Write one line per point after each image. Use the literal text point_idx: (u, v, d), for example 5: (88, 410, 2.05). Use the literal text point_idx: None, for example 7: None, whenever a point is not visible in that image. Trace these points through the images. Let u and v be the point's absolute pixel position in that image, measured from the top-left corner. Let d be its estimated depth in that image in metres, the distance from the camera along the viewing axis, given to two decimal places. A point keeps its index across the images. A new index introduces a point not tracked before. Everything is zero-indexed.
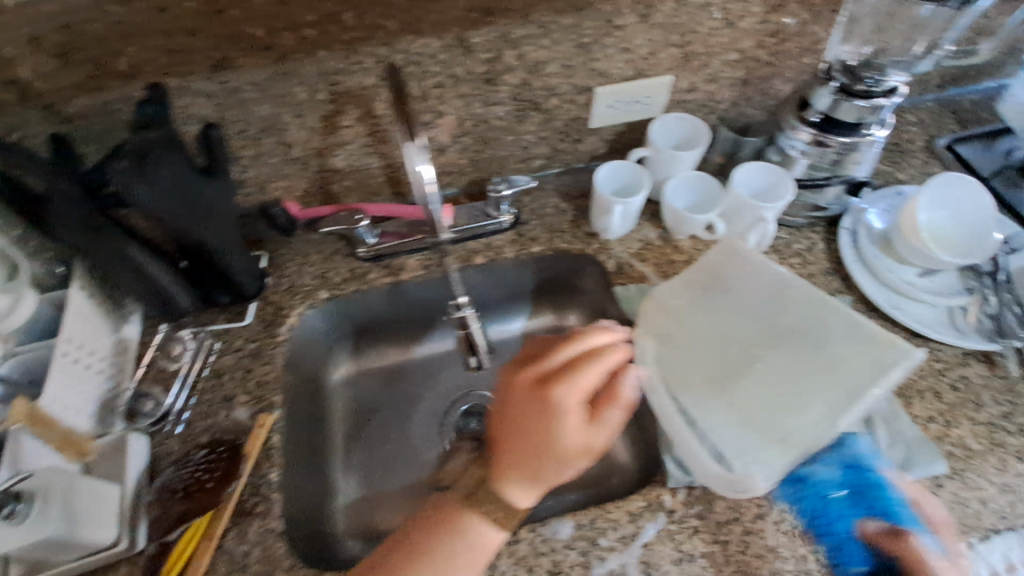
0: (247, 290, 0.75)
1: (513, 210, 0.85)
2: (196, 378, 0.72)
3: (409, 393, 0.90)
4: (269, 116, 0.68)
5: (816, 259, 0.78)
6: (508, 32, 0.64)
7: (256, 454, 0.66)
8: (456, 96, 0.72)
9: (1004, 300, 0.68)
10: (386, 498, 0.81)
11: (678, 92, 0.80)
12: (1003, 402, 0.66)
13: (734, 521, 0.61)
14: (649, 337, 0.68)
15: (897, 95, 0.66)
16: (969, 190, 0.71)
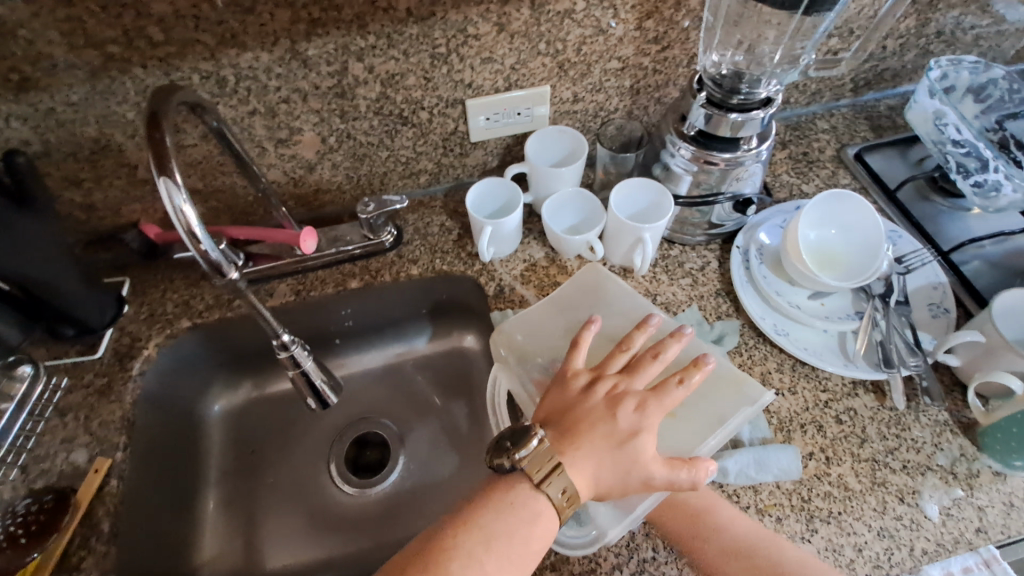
0: (96, 325, 0.72)
1: (395, 230, 0.81)
2: (38, 418, 0.67)
3: (301, 422, 0.82)
4: (98, 137, 0.65)
5: (707, 279, 0.73)
6: (342, 50, 0.63)
7: (88, 503, 0.61)
8: (308, 111, 0.68)
9: (893, 324, 0.65)
10: (274, 536, 0.74)
11: (563, 103, 0.76)
12: (889, 436, 0.61)
13: (588, 573, 0.54)
14: (502, 368, 0.64)
15: (772, 106, 0.62)
16: (853, 207, 0.68)
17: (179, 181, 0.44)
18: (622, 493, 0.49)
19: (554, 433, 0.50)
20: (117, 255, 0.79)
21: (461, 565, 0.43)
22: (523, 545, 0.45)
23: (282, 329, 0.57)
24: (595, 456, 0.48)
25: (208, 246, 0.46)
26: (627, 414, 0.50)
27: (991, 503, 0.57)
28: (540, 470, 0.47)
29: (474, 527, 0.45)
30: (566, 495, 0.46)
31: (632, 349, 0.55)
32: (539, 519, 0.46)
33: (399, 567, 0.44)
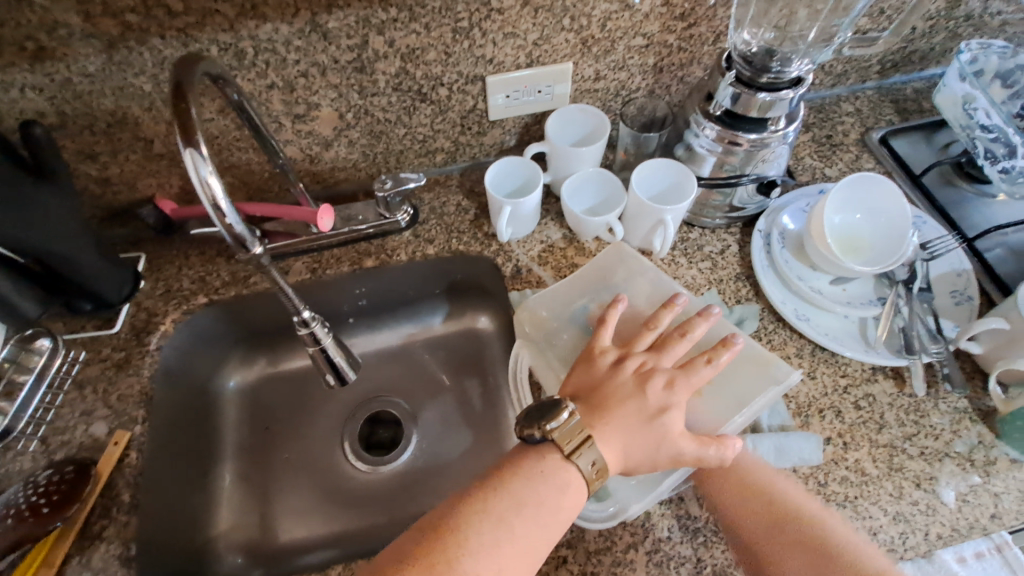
0: (112, 299, 0.71)
1: (411, 209, 0.80)
2: (56, 391, 0.67)
3: (315, 399, 0.83)
4: (115, 109, 0.64)
5: (727, 263, 0.72)
6: (362, 21, 0.61)
7: (108, 474, 0.62)
8: (326, 86, 0.67)
9: (915, 311, 0.65)
10: (290, 510, 0.75)
11: (584, 81, 0.74)
12: (907, 422, 0.61)
13: (605, 551, 0.55)
14: (526, 345, 0.64)
15: (803, 86, 0.60)
16: (881, 191, 0.67)
17: (204, 152, 0.43)
18: (650, 467, 0.49)
19: (582, 407, 0.50)
20: (133, 230, 0.78)
21: (491, 529, 0.44)
22: (552, 512, 0.45)
23: (303, 306, 0.56)
24: (623, 430, 0.48)
25: (235, 221, 0.45)
26: (656, 389, 0.50)
27: (1007, 490, 0.58)
28: (570, 442, 0.47)
29: (504, 494, 0.46)
30: (596, 467, 0.47)
31: (660, 326, 0.55)
32: (568, 489, 0.46)
33: (430, 529, 0.44)
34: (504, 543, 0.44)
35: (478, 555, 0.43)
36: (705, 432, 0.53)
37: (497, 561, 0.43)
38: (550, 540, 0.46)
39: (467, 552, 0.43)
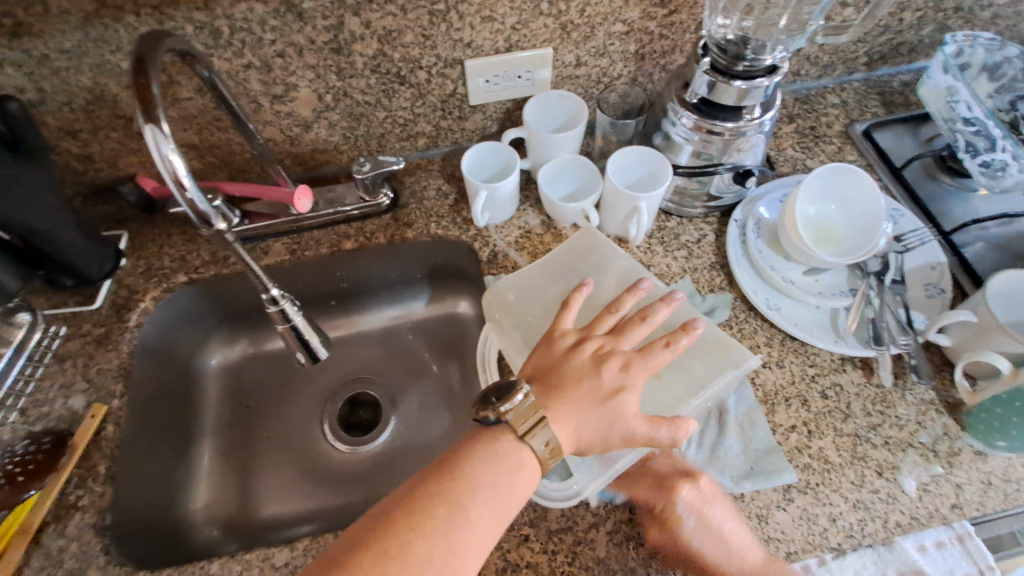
0: (93, 274, 0.73)
1: (391, 193, 0.80)
2: (37, 364, 0.68)
3: (295, 379, 0.84)
4: (93, 86, 0.65)
5: (703, 252, 0.72)
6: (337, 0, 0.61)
7: (84, 446, 0.63)
8: (304, 66, 0.67)
9: (887, 302, 0.65)
10: (267, 487, 0.76)
11: (565, 67, 0.74)
12: (873, 413, 0.61)
13: (566, 530, 0.56)
14: (494, 327, 0.64)
15: (778, 74, 0.60)
16: (856, 183, 0.67)
17: (167, 131, 0.44)
18: (605, 447, 0.50)
19: (539, 387, 0.51)
20: (117, 208, 0.79)
21: (447, 512, 0.43)
22: (508, 492, 0.46)
23: (271, 284, 0.57)
24: (577, 411, 0.49)
25: (197, 196, 0.46)
26: (612, 370, 0.51)
27: (969, 481, 0.58)
28: (525, 422, 0.48)
29: (460, 477, 0.45)
30: (550, 447, 0.47)
31: (621, 311, 0.56)
32: (524, 470, 0.47)
33: (383, 516, 0.44)
34: (460, 524, 0.43)
35: (433, 538, 0.42)
36: (662, 413, 0.54)
37: (453, 543, 0.43)
38: (507, 520, 0.46)
39: (422, 536, 0.42)
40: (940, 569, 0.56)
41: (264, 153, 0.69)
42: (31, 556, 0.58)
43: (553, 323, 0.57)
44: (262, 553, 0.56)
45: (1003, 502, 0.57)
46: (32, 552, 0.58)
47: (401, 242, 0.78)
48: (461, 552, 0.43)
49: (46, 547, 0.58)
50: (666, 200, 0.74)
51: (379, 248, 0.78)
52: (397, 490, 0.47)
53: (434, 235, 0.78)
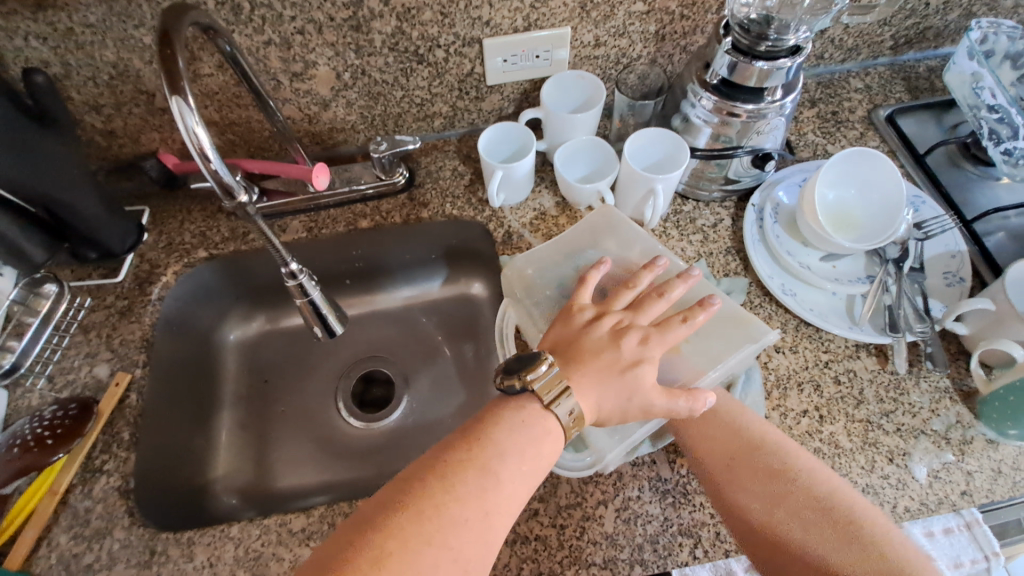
0: (116, 248, 0.74)
1: (407, 172, 0.81)
2: (63, 333, 0.71)
3: (312, 356, 0.86)
4: (116, 61, 0.66)
5: (719, 236, 0.72)
6: None
7: (109, 413, 0.66)
8: (323, 44, 0.67)
9: (904, 290, 0.64)
10: (286, 458, 0.78)
11: (583, 47, 0.73)
12: (886, 400, 0.61)
13: (575, 506, 0.57)
14: (513, 303, 0.66)
15: (801, 55, 0.59)
16: (881, 168, 0.66)
17: (192, 103, 0.45)
18: (622, 419, 0.50)
19: (559, 359, 0.51)
20: (139, 184, 0.81)
21: (477, 477, 0.44)
22: (534, 459, 0.47)
23: (290, 258, 0.57)
24: (597, 383, 0.49)
25: (220, 166, 0.47)
26: (630, 344, 0.51)
27: (980, 469, 0.58)
28: (549, 392, 0.48)
29: (488, 445, 0.46)
30: (573, 416, 0.48)
31: (638, 287, 0.57)
32: (548, 437, 0.48)
33: (415, 481, 0.44)
34: (490, 488, 0.44)
35: (465, 501, 0.43)
36: (678, 385, 0.54)
37: (485, 506, 0.44)
38: (533, 485, 0.47)
39: (455, 500, 0.43)
40: (948, 556, 0.57)
41: (283, 130, 0.70)
42: (59, 517, 0.60)
43: (571, 299, 0.58)
44: (280, 519, 0.58)
45: (1013, 490, 0.57)
46: (61, 513, 0.60)
47: (416, 221, 0.78)
48: (493, 516, 0.44)
49: (74, 508, 0.60)
50: (682, 184, 0.74)
51: (395, 226, 0.79)
52: (424, 456, 0.47)
53: (449, 214, 0.78)
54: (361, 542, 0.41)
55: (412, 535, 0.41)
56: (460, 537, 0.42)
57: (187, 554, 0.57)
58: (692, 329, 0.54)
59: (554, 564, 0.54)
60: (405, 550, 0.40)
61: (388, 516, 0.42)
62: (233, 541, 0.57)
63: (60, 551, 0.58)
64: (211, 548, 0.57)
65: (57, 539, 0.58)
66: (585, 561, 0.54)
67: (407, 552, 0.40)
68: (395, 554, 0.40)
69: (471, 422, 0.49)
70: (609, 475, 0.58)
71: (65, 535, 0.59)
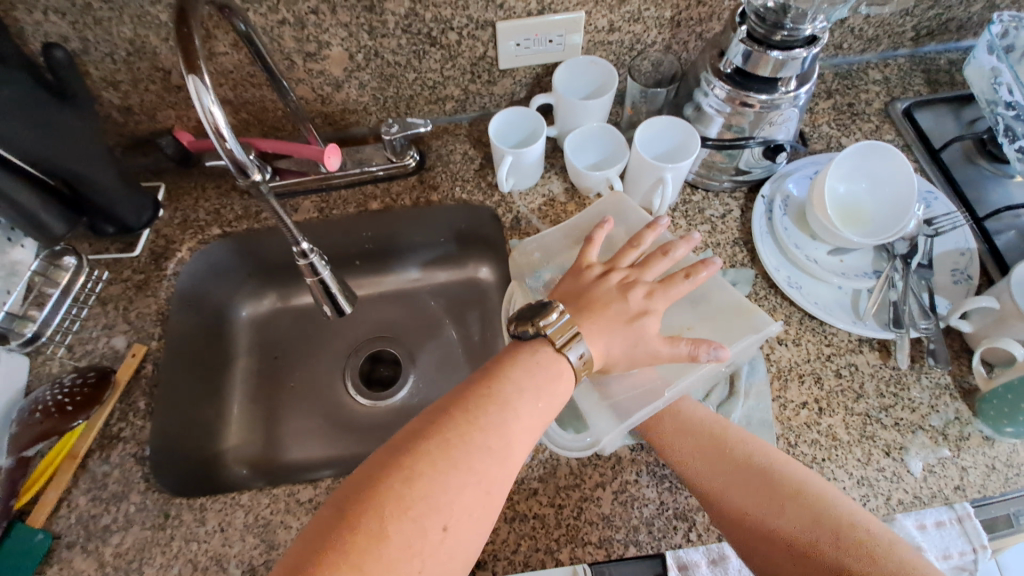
0: (132, 224, 0.76)
1: (418, 154, 0.81)
2: (82, 305, 0.73)
3: (322, 334, 0.88)
4: (134, 37, 0.67)
5: (726, 227, 0.72)
6: None
7: (125, 383, 0.68)
8: (337, 24, 0.67)
9: (910, 285, 0.64)
10: (296, 431, 0.80)
11: (598, 32, 0.73)
12: (886, 394, 0.61)
13: (573, 487, 0.58)
14: (519, 285, 0.65)
15: (817, 45, 0.58)
16: (892, 161, 0.65)
17: (208, 82, 0.45)
18: (628, 365, 0.52)
19: (570, 309, 0.53)
20: (155, 160, 0.82)
21: (497, 410, 0.45)
22: (550, 396, 0.47)
23: (302, 238, 0.58)
24: (606, 330, 0.51)
25: (234, 146, 0.47)
26: (637, 297, 0.54)
27: (975, 465, 0.58)
28: (560, 336, 0.49)
29: (507, 380, 0.47)
30: (584, 359, 0.49)
31: (642, 246, 0.58)
32: (562, 377, 0.49)
33: (438, 413, 0.45)
34: (509, 420, 0.45)
35: (488, 430, 0.44)
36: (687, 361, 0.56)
37: (505, 436, 0.45)
38: (549, 420, 0.48)
39: (478, 428, 0.44)
40: (938, 547, 0.56)
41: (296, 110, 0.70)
42: (78, 482, 0.62)
43: (578, 258, 0.59)
44: (287, 490, 0.60)
45: (1006, 487, 0.57)
46: (80, 476, 0.62)
47: (424, 204, 0.79)
48: (512, 445, 0.45)
49: (92, 473, 0.63)
50: (692, 173, 0.74)
51: (404, 207, 0.79)
52: (445, 395, 0.48)
53: (459, 197, 0.79)
54: (388, 470, 0.41)
55: (439, 457, 0.42)
56: (483, 462, 0.43)
57: (201, 518, 0.59)
58: (694, 286, 0.56)
59: (551, 541, 0.56)
60: (433, 474, 0.41)
61: (414, 445, 0.42)
62: (243, 508, 0.60)
63: (79, 515, 0.60)
64: (222, 514, 0.59)
65: (77, 503, 0.61)
66: (580, 540, 0.56)
67: (432, 473, 0.41)
68: (424, 479, 0.40)
69: (487, 364, 0.50)
70: (607, 458, 0.59)
71: (84, 499, 0.61)
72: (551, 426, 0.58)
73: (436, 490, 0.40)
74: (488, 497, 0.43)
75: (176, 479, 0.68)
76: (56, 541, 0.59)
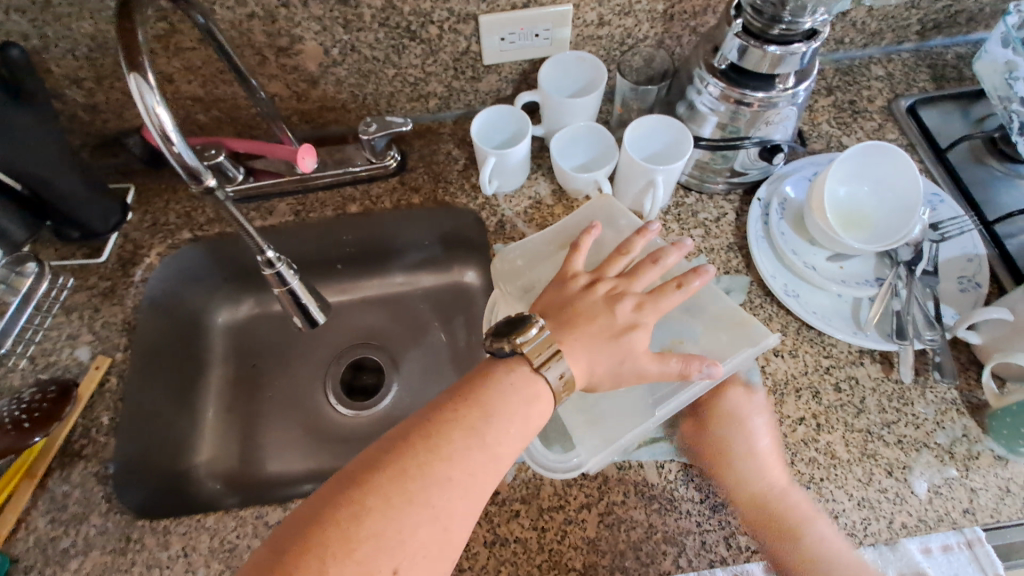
0: (98, 228, 0.72)
1: (399, 154, 0.78)
2: (45, 314, 0.70)
3: (302, 341, 0.84)
4: (94, 32, 0.63)
5: (721, 231, 0.68)
6: None
7: (89, 398, 0.65)
8: (309, 18, 0.64)
9: (914, 294, 0.60)
10: (273, 444, 0.77)
11: (586, 26, 0.69)
12: (889, 409, 0.58)
13: (557, 508, 0.55)
14: (501, 294, 0.61)
15: (816, 40, 0.55)
16: (896, 163, 0.61)
17: (152, 80, 0.42)
18: (614, 384, 0.49)
19: (552, 323, 0.49)
20: (125, 161, 0.79)
21: (462, 438, 0.42)
22: (522, 421, 0.45)
23: (267, 246, 0.55)
24: (590, 346, 0.48)
25: (183, 150, 0.43)
26: (624, 309, 0.50)
27: (985, 487, 0.55)
28: (539, 355, 0.46)
29: (475, 405, 0.44)
30: (564, 380, 0.46)
31: (631, 253, 0.55)
32: (537, 400, 0.46)
33: (398, 439, 0.42)
34: (475, 448, 0.42)
35: (451, 460, 0.41)
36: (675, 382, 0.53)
37: (470, 467, 0.42)
38: (521, 447, 0.45)
39: (440, 458, 0.41)
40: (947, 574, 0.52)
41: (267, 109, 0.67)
42: (36, 504, 0.59)
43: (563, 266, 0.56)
44: (255, 513, 0.57)
45: (1017, 510, 0.54)
46: (39, 496, 0.59)
47: (405, 207, 0.76)
48: (477, 476, 0.42)
49: (50, 494, 0.59)
50: (686, 174, 0.70)
51: (384, 210, 0.76)
52: (411, 418, 0.45)
53: (441, 199, 0.75)
54: (338, 502, 0.39)
55: (393, 491, 0.39)
56: (442, 496, 0.40)
57: (165, 543, 0.56)
58: (686, 297, 0.52)
59: (532, 567, 0.53)
60: (384, 508, 0.38)
61: (367, 475, 0.40)
62: (208, 531, 0.56)
63: (34, 540, 0.57)
64: (186, 538, 0.56)
65: (33, 527, 0.58)
66: (564, 566, 0.53)
67: (384, 508, 0.38)
68: (374, 514, 0.38)
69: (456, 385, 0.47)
70: (593, 478, 0.56)
71: (41, 523, 0.58)
72: (534, 444, 0.54)
73: (386, 528, 0.38)
74: (448, 534, 0.40)
75: (143, 498, 0.65)
76: (12, 566, 0.56)
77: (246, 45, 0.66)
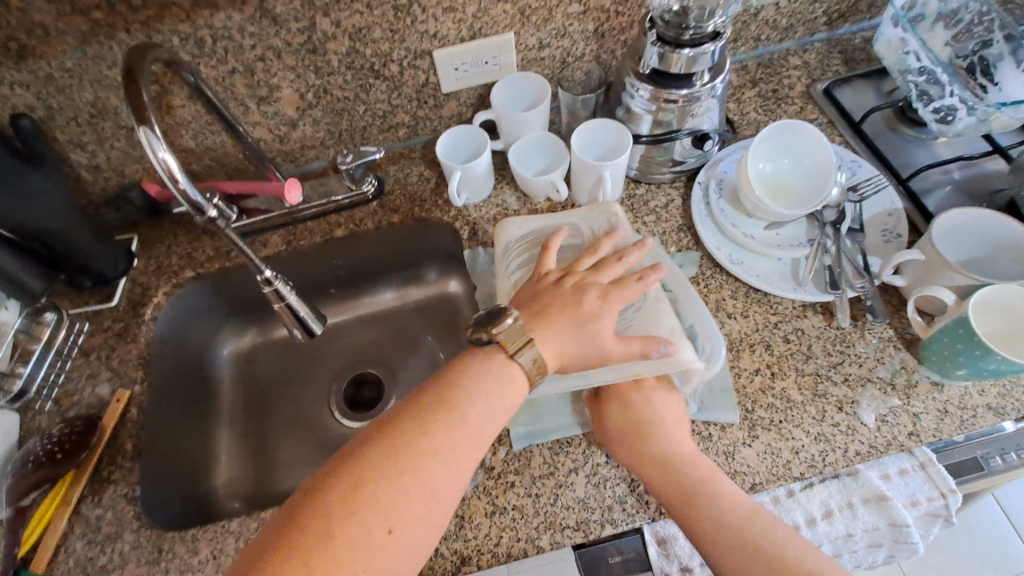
0: (108, 274, 0.79)
1: (376, 181, 0.85)
2: (66, 358, 0.76)
3: (302, 366, 0.91)
4: (95, 100, 0.71)
5: (670, 215, 0.76)
6: (309, 8, 0.66)
7: (112, 428, 0.70)
8: (284, 68, 0.72)
9: (843, 249, 0.68)
10: (283, 460, 0.82)
11: (529, 50, 0.78)
12: (834, 353, 0.65)
13: (548, 475, 0.61)
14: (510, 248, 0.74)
15: (721, 39, 0.63)
16: (809, 138, 0.70)
17: (158, 132, 0.50)
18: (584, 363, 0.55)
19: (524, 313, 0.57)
20: (127, 214, 0.86)
21: (445, 413, 0.49)
22: (501, 400, 0.51)
23: (265, 266, 0.62)
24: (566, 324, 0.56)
25: (188, 186, 0.51)
26: (591, 299, 0.57)
27: (925, 410, 0.61)
28: (514, 342, 0.53)
29: (454, 389, 0.51)
30: (536, 364, 0.53)
31: (599, 251, 0.63)
32: (513, 381, 0.53)
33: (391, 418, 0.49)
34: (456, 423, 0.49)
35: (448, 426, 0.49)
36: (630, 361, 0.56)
37: (451, 440, 0.48)
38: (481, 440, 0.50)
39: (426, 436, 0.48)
40: (903, 494, 0.60)
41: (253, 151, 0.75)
42: (72, 529, 0.64)
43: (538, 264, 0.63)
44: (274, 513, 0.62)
45: (956, 427, 0.60)
46: (74, 521, 0.64)
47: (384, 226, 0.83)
48: (459, 450, 0.49)
49: (84, 519, 0.64)
50: (634, 168, 0.78)
51: (367, 230, 0.83)
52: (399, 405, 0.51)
53: (417, 215, 0.83)
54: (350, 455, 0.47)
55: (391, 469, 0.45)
56: (429, 469, 0.46)
57: (198, 548, 0.61)
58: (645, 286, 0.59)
59: (530, 530, 0.58)
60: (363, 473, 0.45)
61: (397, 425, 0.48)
62: (233, 534, 0.62)
63: (74, 561, 0.62)
64: (214, 541, 0.61)
65: (72, 550, 0.63)
66: (558, 525, 0.58)
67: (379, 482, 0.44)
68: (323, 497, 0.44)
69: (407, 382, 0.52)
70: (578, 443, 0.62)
71: (78, 546, 0.63)
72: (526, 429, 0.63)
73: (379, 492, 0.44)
74: (435, 501, 0.47)
75: (169, 517, 0.70)
76: None
77: (230, 98, 0.74)
